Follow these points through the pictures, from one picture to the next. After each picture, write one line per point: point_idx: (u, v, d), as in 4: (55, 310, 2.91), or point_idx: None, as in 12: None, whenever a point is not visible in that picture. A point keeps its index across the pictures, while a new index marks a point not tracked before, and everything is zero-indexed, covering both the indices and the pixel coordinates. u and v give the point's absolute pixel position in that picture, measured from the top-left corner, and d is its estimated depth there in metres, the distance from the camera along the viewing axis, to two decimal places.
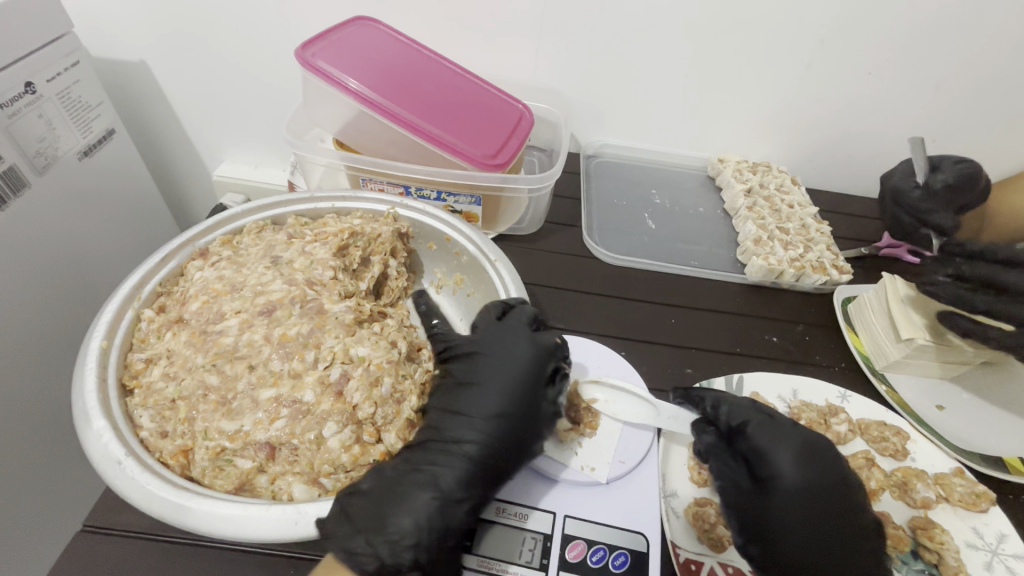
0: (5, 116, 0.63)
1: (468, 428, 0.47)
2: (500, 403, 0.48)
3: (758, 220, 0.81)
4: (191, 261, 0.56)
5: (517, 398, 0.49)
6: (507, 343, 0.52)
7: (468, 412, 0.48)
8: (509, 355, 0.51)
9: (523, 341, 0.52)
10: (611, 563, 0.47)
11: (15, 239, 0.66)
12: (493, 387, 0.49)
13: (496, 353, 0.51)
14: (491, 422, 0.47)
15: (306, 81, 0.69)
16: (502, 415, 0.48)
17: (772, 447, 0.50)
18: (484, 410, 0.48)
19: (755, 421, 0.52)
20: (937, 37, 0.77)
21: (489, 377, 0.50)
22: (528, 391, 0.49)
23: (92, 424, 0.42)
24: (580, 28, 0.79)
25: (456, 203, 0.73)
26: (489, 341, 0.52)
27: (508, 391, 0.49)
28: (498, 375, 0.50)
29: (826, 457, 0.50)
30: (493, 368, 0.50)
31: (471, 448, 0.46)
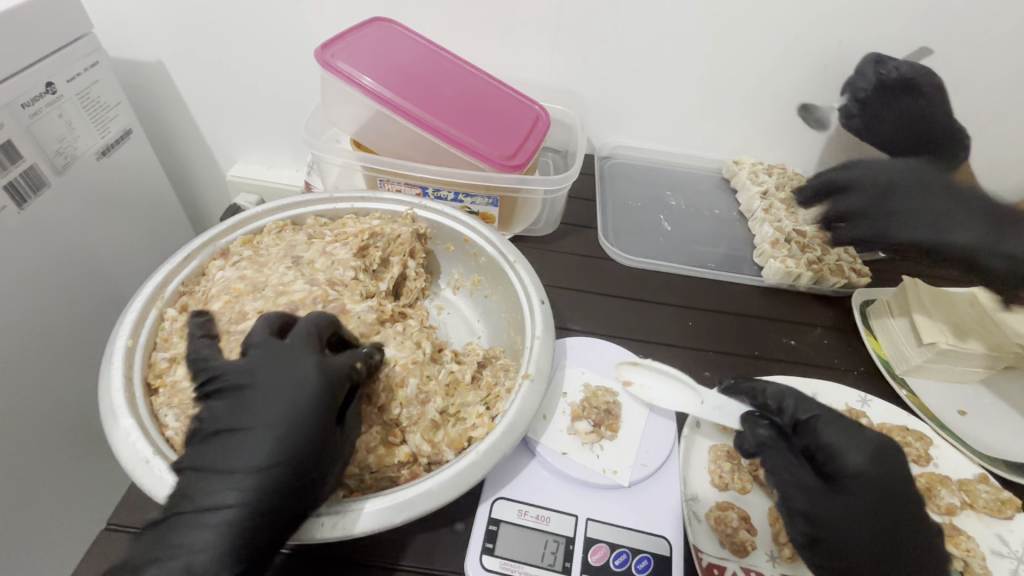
0: (27, 115, 0.63)
1: (242, 472, 0.39)
2: (272, 451, 0.40)
3: (774, 222, 0.81)
4: (212, 261, 0.56)
5: (284, 451, 0.40)
6: (281, 370, 0.43)
7: (236, 449, 0.40)
8: (273, 389, 0.42)
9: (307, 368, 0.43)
10: (634, 566, 0.46)
11: (36, 238, 0.66)
12: (261, 425, 0.41)
13: (248, 383, 0.43)
14: (265, 470, 0.39)
15: (325, 82, 0.69)
16: (271, 467, 0.39)
17: (841, 445, 0.49)
18: (259, 452, 0.40)
19: (823, 417, 0.51)
20: (957, 38, 0.76)
21: (249, 412, 0.42)
22: (293, 433, 0.41)
23: (120, 423, 0.42)
24: (595, 28, 0.79)
25: (473, 203, 0.73)
26: (260, 362, 0.43)
27: (280, 433, 0.40)
28: (264, 408, 0.41)
29: (894, 458, 0.49)
30: (250, 400, 0.42)
31: (238, 502, 0.38)
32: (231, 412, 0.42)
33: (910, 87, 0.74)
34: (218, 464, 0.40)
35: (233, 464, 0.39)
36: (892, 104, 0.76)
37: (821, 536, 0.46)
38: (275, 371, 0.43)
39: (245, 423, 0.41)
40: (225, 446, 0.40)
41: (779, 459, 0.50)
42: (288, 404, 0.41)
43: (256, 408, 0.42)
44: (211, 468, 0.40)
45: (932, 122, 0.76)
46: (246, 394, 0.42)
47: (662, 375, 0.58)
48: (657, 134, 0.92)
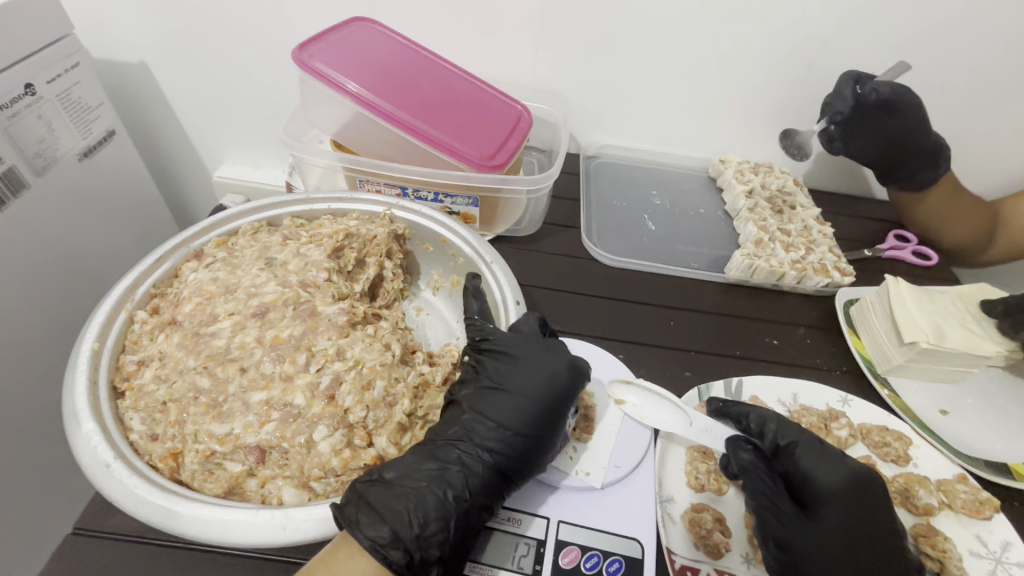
0: (4, 117, 0.63)
1: (485, 445, 0.46)
2: (526, 425, 0.47)
3: (758, 222, 0.81)
4: (185, 263, 0.56)
5: (542, 409, 0.48)
6: (545, 353, 0.51)
7: (490, 425, 0.47)
8: (534, 376, 0.50)
9: (555, 355, 0.51)
10: (605, 569, 0.46)
11: (12, 239, 0.66)
12: (532, 392, 0.49)
13: (532, 372, 0.50)
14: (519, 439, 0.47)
15: (304, 82, 0.69)
16: (526, 436, 0.47)
17: (820, 469, 0.50)
18: (510, 428, 0.47)
19: (804, 444, 0.51)
20: (941, 36, 0.75)
21: (511, 395, 0.49)
22: (559, 409, 0.49)
23: (82, 427, 0.42)
24: (579, 27, 0.78)
25: (454, 204, 0.73)
26: (519, 359, 0.51)
27: (533, 414, 0.48)
28: (523, 393, 0.49)
29: (871, 482, 0.50)
30: (515, 385, 0.49)
31: (497, 447, 0.46)
32: (502, 374, 0.50)
33: (891, 107, 0.73)
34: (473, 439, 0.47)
35: (490, 438, 0.47)
36: (870, 124, 0.74)
37: (795, 564, 0.46)
38: (539, 365, 0.50)
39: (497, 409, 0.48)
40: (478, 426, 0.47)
41: (761, 485, 0.49)
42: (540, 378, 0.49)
43: (525, 375, 0.50)
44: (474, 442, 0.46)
45: (911, 139, 0.75)
46: (506, 381, 0.50)
47: (653, 395, 0.57)
48: (643, 133, 0.92)
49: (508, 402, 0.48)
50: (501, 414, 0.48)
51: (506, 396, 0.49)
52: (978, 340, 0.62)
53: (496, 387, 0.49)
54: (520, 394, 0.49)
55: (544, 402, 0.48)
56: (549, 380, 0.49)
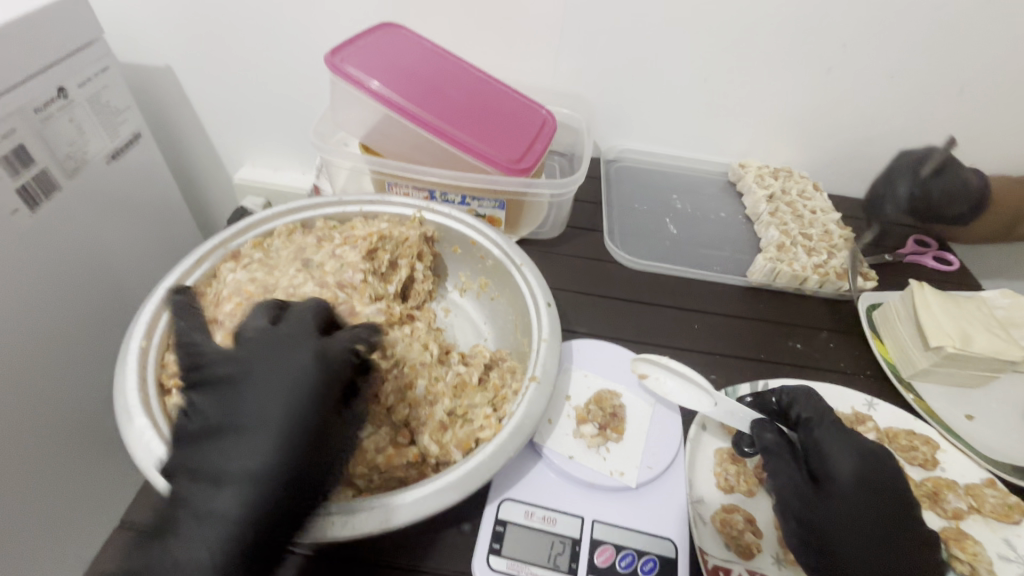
0: (38, 120, 0.64)
1: (227, 464, 0.38)
2: (270, 434, 0.39)
3: (780, 226, 0.81)
4: (224, 263, 0.57)
5: (293, 412, 0.40)
6: (281, 355, 0.42)
7: (228, 441, 0.39)
8: (273, 372, 0.41)
9: (301, 359, 0.42)
10: (640, 568, 0.47)
11: (48, 241, 0.68)
12: (267, 409, 0.40)
13: (277, 365, 0.41)
14: (275, 448, 0.38)
15: (334, 86, 0.70)
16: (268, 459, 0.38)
17: (834, 443, 0.51)
18: (249, 440, 0.39)
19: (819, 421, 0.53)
20: (961, 40, 0.76)
21: (257, 401, 0.40)
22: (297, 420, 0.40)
23: (134, 422, 0.43)
24: (599, 32, 0.79)
25: (480, 207, 0.74)
26: (261, 369, 0.42)
27: (283, 428, 0.39)
28: (259, 398, 0.40)
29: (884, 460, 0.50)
30: (257, 388, 0.41)
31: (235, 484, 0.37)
32: (228, 396, 0.41)
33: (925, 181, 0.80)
34: (213, 461, 0.38)
35: (241, 458, 0.38)
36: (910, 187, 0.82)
37: (818, 538, 0.46)
38: (282, 357, 0.42)
39: (249, 416, 0.40)
40: (219, 442, 0.39)
41: (781, 463, 0.50)
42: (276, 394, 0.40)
43: (258, 389, 0.41)
44: (218, 466, 0.38)
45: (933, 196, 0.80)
46: (243, 387, 0.41)
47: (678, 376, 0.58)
48: (663, 138, 0.93)
49: (234, 410, 0.40)
50: (242, 427, 0.39)
51: (252, 402, 0.40)
52: (1005, 345, 0.62)
53: (236, 390, 0.41)
54: (255, 396, 0.40)
55: (287, 403, 0.40)
56: (286, 384, 0.40)
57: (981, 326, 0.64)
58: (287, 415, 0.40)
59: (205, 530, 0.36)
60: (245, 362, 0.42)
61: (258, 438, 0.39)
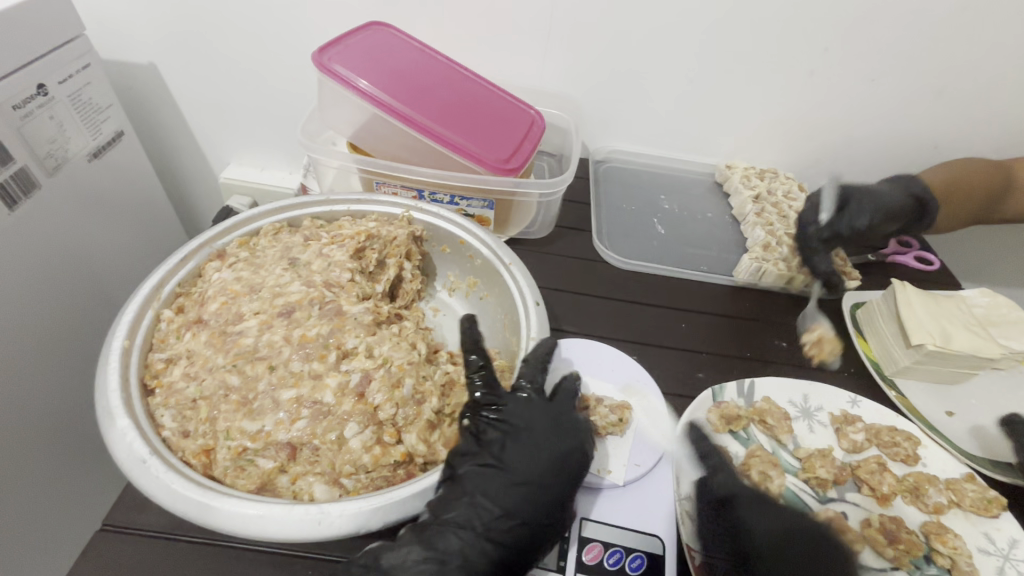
0: (18, 117, 0.63)
1: (532, 501, 0.45)
2: (566, 487, 0.46)
3: (766, 226, 0.82)
4: (209, 262, 0.57)
5: (565, 471, 0.47)
6: (562, 428, 0.50)
7: (517, 488, 0.45)
8: (551, 438, 0.48)
9: (558, 423, 0.49)
10: (628, 565, 0.47)
11: (27, 239, 0.66)
12: (553, 473, 0.47)
13: (567, 435, 0.49)
14: (569, 497, 0.47)
15: (321, 85, 0.70)
16: (553, 499, 0.46)
17: (727, 468, 0.51)
18: (548, 489, 0.46)
19: (745, 496, 0.49)
20: (938, 44, 0.78)
21: (524, 456, 0.47)
22: (573, 479, 0.47)
23: (116, 423, 0.42)
24: (585, 34, 0.80)
25: (469, 206, 0.73)
26: (546, 429, 0.49)
27: (559, 485, 0.46)
28: (548, 457, 0.47)
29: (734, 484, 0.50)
30: (531, 445, 0.48)
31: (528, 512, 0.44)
32: (527, 450, 0.47)
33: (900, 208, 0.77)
34: (509, 501, 0.45)
35: (518, 500, 0.45)
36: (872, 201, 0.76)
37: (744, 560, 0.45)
38: (567, 429, 0.50)
39: (530, 468, 0.46)
40: (502, 486, 0.45)
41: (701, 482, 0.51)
42: (568, 453, 0.48)
43: (546, 448, 0.48)
44: (498, 504, 0.44)
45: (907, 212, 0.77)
46: (530, 444, 0.48)
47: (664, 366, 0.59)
48: (651, 139, 0.94)
49: (524, 463, 0.46)
50: (536, 474, 0.46)
51: (522, 456, 0.47)
52: (984, 343, 0.63)
53: (514, 445, 0.47)
54: (537, 453, 0.47)
55: (575, 466, 0.47)
56: (572, 454, 0.48)
57: (963, 325, 0.65)
58: (576, 476, 0.47)
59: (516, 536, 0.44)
60: (530, 418, 0.49)
61: (545, 483, 0.46)
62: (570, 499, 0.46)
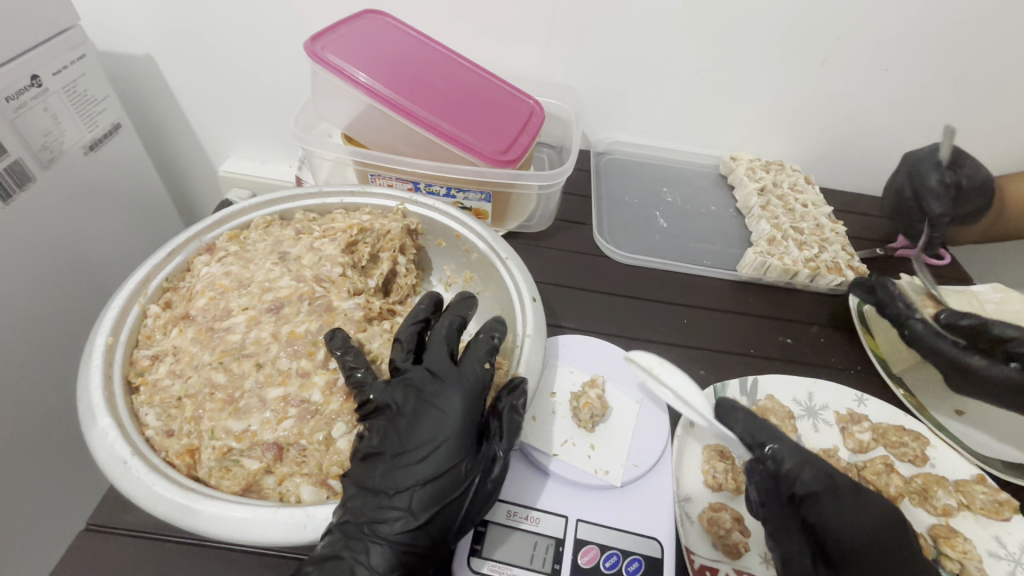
0: (11, 109, 0.62)
1: (416, 469, 0.41)
2: (448, 441, 0.42)
3: (771, 219, 0.80)
4: (197, 256, 0.55)
5: (442, 425, 0.43)
6: (433, 383, 0.45)
7: (399, 466, 0.42)
8: (423, 404, 0.44)
9: (425, 379, 0.45)
10: (625, 569, 0.46)
11: (20, 232, 0.65)
12: (431, 433, 0.43)
13: (440, 393, 0.44)
14: (455, 450, 0.42)
15: (315, 74, 0.68)
16: (441, 457, 0.42)
17: (837, 512, 0.47)
18: (430, 448, 0.42)
19: (829, 496, 0.47)
20: (955, 31, 0.75)
21: (397, 431, 0.43)
22: (456, 429, 0.43)
23: (97, 422, 0.41)
24: (588, 22, 0.78)
25: (466, 199, 0.72)
26: (413, 394, 0.44)
27: (441, 438, 0.42)
28: (420, 420, 0.43)
29: (881, 514, 0.47)
30: (400, 416, 0.43)
31: (417, 481, 0.41)
32: (398, 426, 0.43)
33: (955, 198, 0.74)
34: (395, 477, 0.41)
35: (404, 472, 0.41)
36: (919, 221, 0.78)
37: None
38: (436, 383, 0.45)
39: (406, 437, 0.42)
40: (383, 467, 0.42)
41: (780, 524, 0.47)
42: (449, 406, 0.44)
43: (413, 414, 0.43)
44: (383, 482, 0.41)
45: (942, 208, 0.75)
46: (403, 415, 0.43)
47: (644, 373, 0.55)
48: (654, 130, 0.91)
49: (397, 438, 0.42)
50: (412, 441, 0.42)
51: (395, 432, 0.43)
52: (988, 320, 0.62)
53: (387, 423, 0.43)
54: (410, 421, 0.43)
55: (451, 416, 0.43)
56: (446, 406, 0.44)
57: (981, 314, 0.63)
58: (459, 426, 0.43)
59: (416, 513, 0.40)
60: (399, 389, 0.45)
61: (429, 445, 0.42)
62: (457, 453, 0.42)
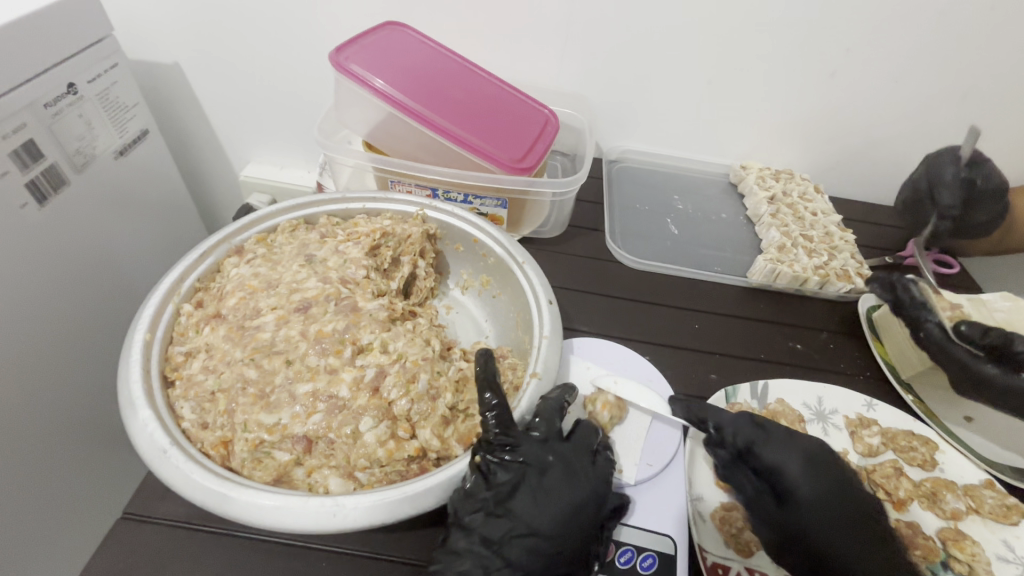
0: (48, 115, 0.65)
1: (537, 546, 0.44)
2: (573, 533, 0.45)
3: (781, 227, 0.81)
4: (227, 258, 0.58)
5: (576, 517, 0.45)
6: (572, 479, 0.47)
7: (525, 536, 0.44)
8: (566, 482, 0.47)
9: (562, 469, 0.48)
10: (639, 564, 0.47)
11: (56, 234, 0.68)
12: (560, 522, 0.45)
13: (581, 475, 0.48)
14: (577, 541, 0.45)
15: (339, 84, 0.70)
16: (562, 543, 0.44)
17: (779, 453, 0.50)
18: (556, 532, 0.44)
19: (761, 438, 0.51)
20: (962, 44, 0.76)
21: (537, 502, 0.45)
22: (583, 524, 0.46)
23: (138, 413, 0.43)
24: (602, 35, 0.80)
25: (482, 205, 0.74)
26: (557, 476, 0.47)
27: (565, 526, 0.45)
28: (555, 503, 0.46)
29: (822, 453, 0.51)
30: (539, 489, 0.46)
31: (533, 556, 0.43)
32: (532, 499, 0.45)
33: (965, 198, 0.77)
34: (516, 545, 0.44)
35: (528, 546, 0.44)
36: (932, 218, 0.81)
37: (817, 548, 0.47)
38: (577, 478, 0.48)
39: (540, 514, 0.45)
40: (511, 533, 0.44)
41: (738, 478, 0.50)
42: (583, 499, 0.47)
43: (547, 495, 0.46)
44: (503, 550, 0.43)
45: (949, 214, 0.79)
46: (542, 488, 0.46)
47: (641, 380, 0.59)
48: (665, 139, 0.93)
49: (537, 510, 0.45)
50: (541, 519, 0.45)
51: (535, 502, 0.45)
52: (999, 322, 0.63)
53: (527, 490, 0.46)
54: (546, 500, 0.46)
55: (583, 513, 0.46)
56: (580, 500, 0.46)
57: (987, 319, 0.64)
58: (588, 523, 0.46)
59: None
60: (542, 467, 0.47)
61: (554, 528, 0.45)
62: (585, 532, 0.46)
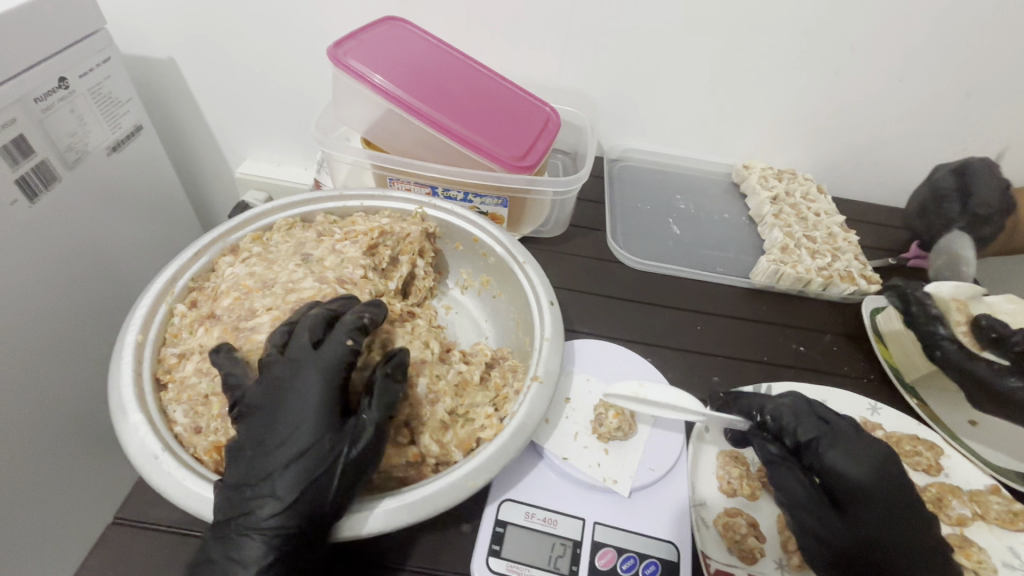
0: (39, 110, 0.63)
1: (279, 463, 0.40)
2: (306, 441, 0.41)
3: (784, 228, 0.80)
4: (222, 257, 0.57)
5: (302, 425, 0.41)
6: (286, 385, 0.43)
7: (262, 458, 0.41)
8: (280, 392, 0.43)
9: (319, 377, 0.43)
10: (642, 571, 0.46)
11: (47, 231, 0.67)
12: (289, 432, 0.41)
13: (284, 376, 0.43)
14: (310, 437, 0.41)
15: (337, 80, 0.69)
16: (308, 454, 0.40)
17: (843, 460, 0.48)
18: (282, 446, 0.41)
19: (828, 437, 0.50)
20: (968, 43, 0.76)
21: (265, 421, 0.42)
22: (293, 428, 0.41)
23: (129, 418, 0.42)
24: (604, 32, 0.79)
25: (482, 204, 0.73)
26: (268, 389, 0.43)
27: (303, 432, 0.41)
28: (273, 419, 0.42)
29: (896, 467, 0.49)
30: (262, 409, 0.42)
31: (281, 473, 0.40)
32: (256, 420, 0.42)
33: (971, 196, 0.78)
34: (257, 468, 0.41)
35: (272, 469, 0.40)
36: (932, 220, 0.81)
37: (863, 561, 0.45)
38: (297, 380, 0.43)
39: (277, 432, 0.41)
40: (251, 460, 0.41)
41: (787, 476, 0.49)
42: (303, 400, 0.42)
43: (267, 411, 0.42)
44: (252, 477, 0.40)
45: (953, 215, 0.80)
46: (273, 407, 0.42)
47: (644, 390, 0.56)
48: (667, 138, 0.92)
49: (267, 426, 0.42)
50: (276, 433, 0.41)
51: (274, 419, 0.42)
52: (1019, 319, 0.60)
53: (255, 414, 0.42)
54: (272, 415, 0.42)
55: (306, 418, 0.41)
56: (304, 406, 0.42)
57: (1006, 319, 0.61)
58: (314, 420, 0.41)
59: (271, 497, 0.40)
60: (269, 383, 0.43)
61: (294, 443, 0.41)
62: (319, 430, 0.41)
